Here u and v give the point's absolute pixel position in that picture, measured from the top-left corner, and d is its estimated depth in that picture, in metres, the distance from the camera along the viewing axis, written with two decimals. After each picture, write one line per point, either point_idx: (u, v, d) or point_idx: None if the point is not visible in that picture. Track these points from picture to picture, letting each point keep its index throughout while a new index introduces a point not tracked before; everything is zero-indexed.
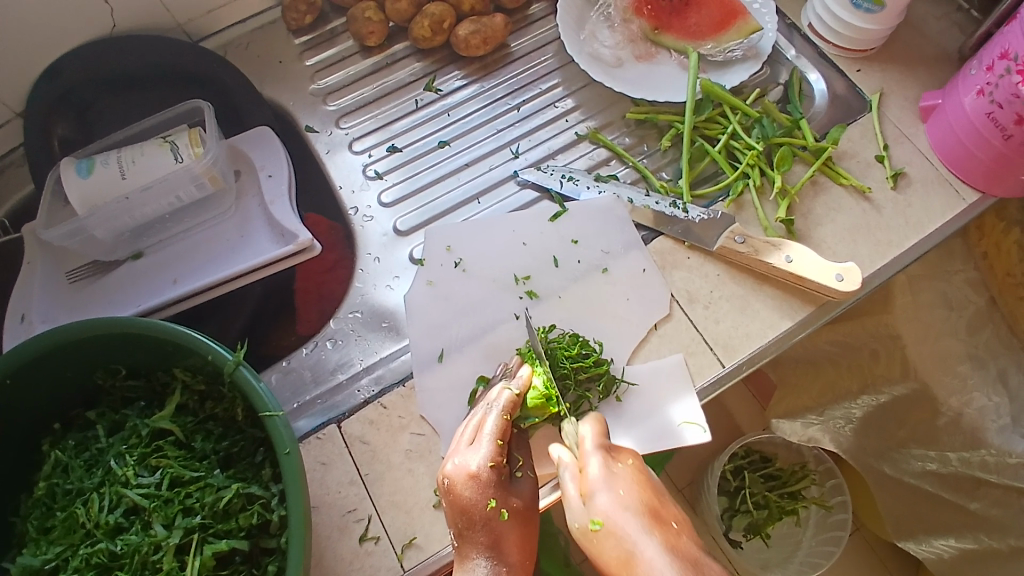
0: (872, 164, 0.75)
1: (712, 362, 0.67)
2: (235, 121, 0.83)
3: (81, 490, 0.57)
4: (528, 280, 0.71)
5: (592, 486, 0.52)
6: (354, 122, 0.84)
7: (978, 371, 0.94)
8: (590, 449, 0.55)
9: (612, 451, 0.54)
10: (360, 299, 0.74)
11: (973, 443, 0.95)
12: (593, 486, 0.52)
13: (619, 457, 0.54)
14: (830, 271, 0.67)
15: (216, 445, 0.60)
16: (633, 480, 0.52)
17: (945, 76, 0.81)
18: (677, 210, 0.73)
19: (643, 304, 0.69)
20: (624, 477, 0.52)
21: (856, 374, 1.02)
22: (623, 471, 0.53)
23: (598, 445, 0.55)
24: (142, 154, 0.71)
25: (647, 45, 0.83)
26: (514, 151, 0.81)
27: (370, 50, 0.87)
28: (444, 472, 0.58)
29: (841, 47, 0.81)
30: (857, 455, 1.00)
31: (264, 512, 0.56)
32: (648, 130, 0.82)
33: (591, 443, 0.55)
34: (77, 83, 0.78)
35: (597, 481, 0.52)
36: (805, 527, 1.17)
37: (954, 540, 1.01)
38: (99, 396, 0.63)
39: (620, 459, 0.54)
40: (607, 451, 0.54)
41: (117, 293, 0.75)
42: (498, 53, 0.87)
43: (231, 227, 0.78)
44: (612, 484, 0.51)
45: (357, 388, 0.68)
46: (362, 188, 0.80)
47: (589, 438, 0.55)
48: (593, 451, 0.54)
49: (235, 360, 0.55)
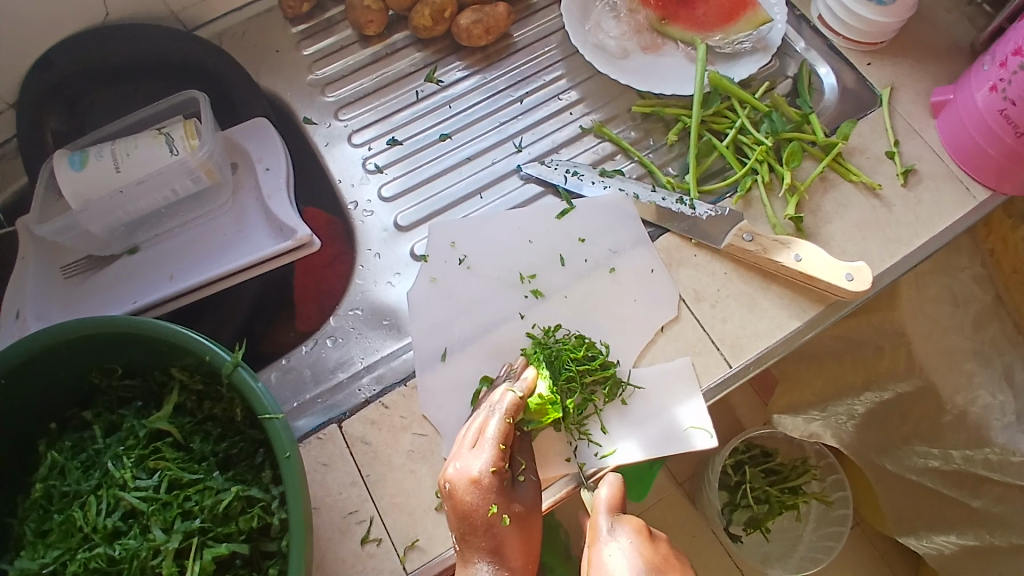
0: (883, 160, 0.74)
1: (719, 362, 0.66)
2: (232, 112, 0.82)
3: (78, 492, 0.56)
4: (534, 279, 0.70)
5: (598, 566, 0.52)
6: (354, 114, 0.82)
7: (983, 369, 0.92)
8: (599, 520, 0.55)
9: (618, 521, 0.54)
10: (361, 296, 0.72)
11: (978, 442, 0.92)
12: (599, 566, 0.52)
13: (624, 527, 0.54)
14: (839, 269, 0.66)
15: (215, 446, 0.59)
16: (635, 558, 0.51)
17: (956, 69, 0.79)
18: (684, 207, 0.72)
19: (650, 304, 0.68)
20: (628, 554, 0.52)
21: (860, 370, 1.01)
22: (628, 541, 0.53)
23: (607, 518, 0.55)
24: (136, 146, 0.70)
25: (653, 36, 0.81)
26: (517, 145, 0.79)
27: (369, 40, 0.85)
28: (445, 476, 0.57)
29: (851, 40, 0.79)
30: (858, 451, 1.07)
31: (265, 515, 0.55)
32: (654, 124, 0.80)
33: (601, 516, 0.55)
34: (68, 75, 0.76)
35: (601, 556, 0.52)
36: (805, 521, 1.16)
37: (956, 536, 1.01)
38: (96, 396, 0.62)
39: (625, 530, 0.54)
40: (616, 518, 0.55)
41: (114, 289, 0.73)
42: (500, 44, 0.85)
43: (229, 222, 0.77)
44: (614, 562, 0.51)
45: (359, 387, 0.67)
46: (361, 182, 0.78)
47: (600, 507, 0.56)
48: (601, 524, 0.54)
49: (233, 361, 0.54)
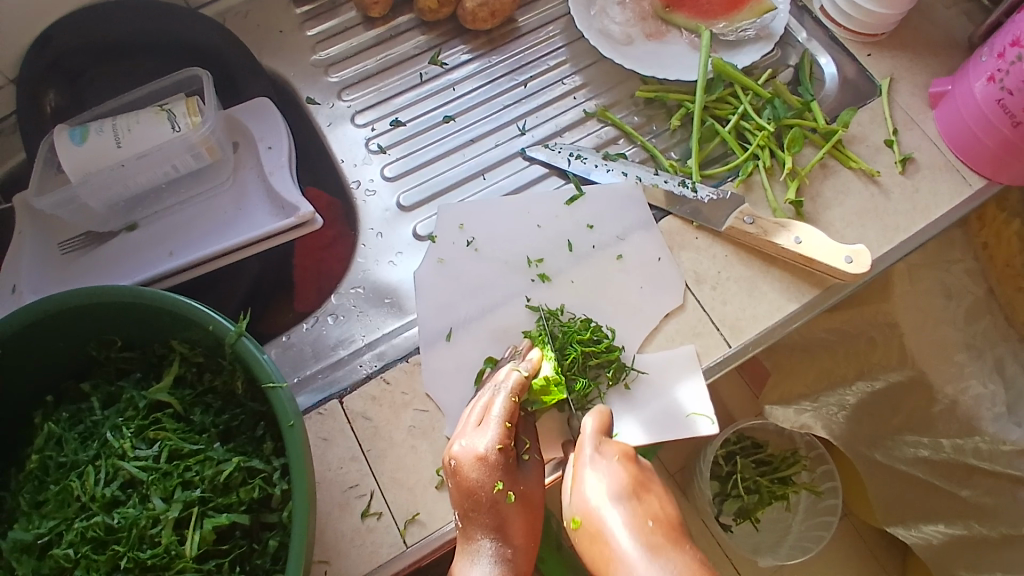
0: (881, 149, 0.75)
1: (719, 343, 0.67)
2: (233, 92, 0.81)
3: (76, 462, 0.55)
4: (541, 263, 0.70)
5: (579, 479, 0.54)
6: (357, 95, 0.82)
7: (975, 360, 0.94)
8: (585, 441, 0.57)
9: (604, 445, 0.56)
10: (362, 274, 0.73)
11: (968, 430, 0.95)
12: (581, 479, 0.54)
13: (609, 450, 0.56)
14: (839, 252, 0.67)
15: (215, 418, 0.59)
16: (618, 475, 0.54)
17: (954, 62, 0.80)
18: (686, 190, 0.72)
19: (655, 290, 0.69)
20: (611, 474, 0.54)
21: (852, 362, 1.01)
22: (611, 463, 0.55)
23: (593, 441, 0.57)
24: (138, 121, 0.69)
25: (657, 23, 0.82)
26: (521, 128, 0.80)
27: (373, 22, 0.85)
28: (451, 453, 0.57)
29: (852, 31, 0.80)
30: (850, 443, 1.02)
31: (266, 486, 0.55)
32: (657, 110, 0.81)
33: (587, 439, 0.57)
34: (69, 51, 0.75)
35: (582, 474, 0.54)
36: (795, 512, 1.18)
37: (944, 525, 1.02)
38: (93, 368, 0.61)
39: (610, 451, 0.56)
40: (601, 441, 0.57)
41: (112, 264, 0.73)
42: (504, 29, 0.85)
43: (229, 199, 0.76)
44: (598, 478, 0.54)
45: (359, 363, 0.67)
46: (364, 162, 0.78)
47: (587, 434, 0.57)
48: (586, 446, 0.56)
49: (237, 330, 0.54)
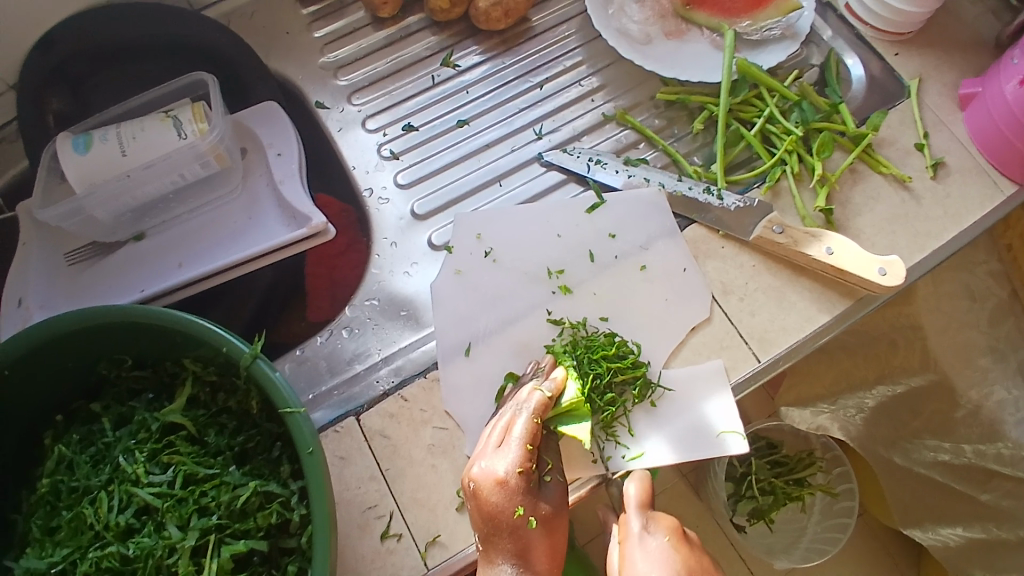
0: (911, 152, 0.72)
1: (747, 357, 0.65)
2: (241, 98, 0.79)
3: (88, 488, 0.54)
4: (561, 274, 0.68)
5: (629, 559, 0.54)
6: (367, 98, 0.80)
7: (999, 364, 0.92)
8: (630, 518, 0.56)
9: (652, 522, 0.55)
10: (377, 286, 0.71)
11: (990, 436, 0.91)
12: (631, 559, 0.53)
13: (657, 527, 0.55)
14: (871, 263, 0.65)
15: (231, 440, 0.57)
16: (669, 555, 0.53)
17: (983, 62, 0.77)
18: (711, 197, 0.70)
19: (681, 303, 0.67)
20: (660, 549, 0.53)
21: (873, 364, 0.97)
22: (662, 537, 0.54)
23: (640, 516, 0.56)
24: (143, 129, 0.67)
25: (677, 22, 0.79)
26: (537, 132, 0.77)
27: (382, 22, 0.82)
28: (469, 475, 0.55)
29: (879, 29, 0.77)
30: (866, 446, 0.97)
31: (284, 511, 0.54)
32: (679, 112, 0.78)
33: (632, 513, 0.56)
34: (73, 56, 0.73)
35: (632, 553, 0.54)
36: (810, 513, 1.09)
37: (963, 528, 0.95)
38: (104, 387, 0.60)
39: (658, 527, 0.55)
40: (648, 516, 0.55)
41: (120, 276, 0.71)
42: (518, 28, 0.83)
43: (239, 208, 0.75)
44: (644, 557, 0.53)
45: (376, 378, 0.65)
46: (376, 169, 0.76)
47: (631, 505, 0.56)
48: (632, 521, 0.55)
49: (251, 353, 0.52)
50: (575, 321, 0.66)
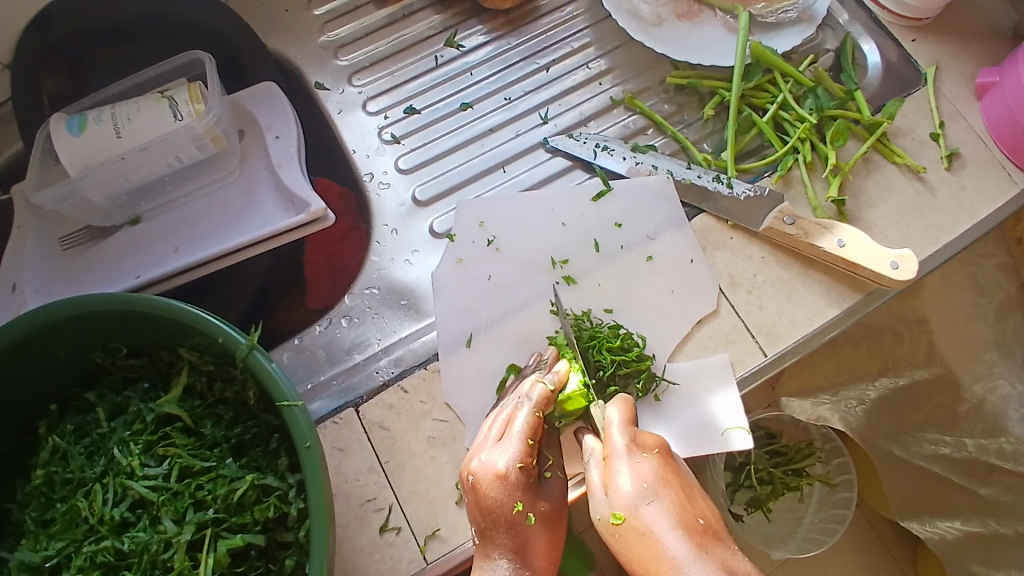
0: (926, 142, 0.70)
1: (754, 351, 0.64)
2: (239, 78, 0.77)
3: (83, 480, 0.53)
4: (566, 264, 0.67)
5: (614, 472, 0.51)
6: (368, 79, 0.77)
7: (1005, 359, 0.92)
8: (614, 432, 0.54)
9: (638, 437, 0.53)
10: (377, 274, 0.69)
11: (993, 431, 0.92)
12: (616, 474, 0.51)
13: (644, 445, 0.53)
14: (884, 257, 0.63)
15: (227, 431, 0.56)
16: (656, 470, 0.51)
17: (1001, 51, 0.76)
18: (720, 186, 0.68)
19: (687, 295, 0.65)
20: (646, 466, 0.51)
21: (876, 357, 0.94)
22: (648, 454, 0.52)
23: (624, 431, 0.54)
24: (139, 110, 0.65)
25: (689, 3, 0.77)
26: (543, 116, 0.75)
27: (385, 0, 0.80)
28: (468, 469, 0.54)
29: (896, 14, 0.75)
30: (867, 437, 0.93)
31: (281, 505, 0.53)
32: (688, 97, 0.76)
33: (616, 429, 0.54)
34: (68, 35, 0.71)
35: (617, 466, 0.52)
36: (808, 503, 1.07)
37: (961, 522, 0.93)
38: (98, 375, 0.58)
39: (646, 445, 0.53)
40: (634, 432, 0.54)
41: (115, 261, 0.69)
42: (525, 8, 0.80)
43: (237, 192, 0.73)
44: (632, 471, 0.51)
45: (375, 369, 0.64)
46: (377, 153, 0.75)
47: (615, 424, 0.54)
48: (616, 436, 0.53)
49: (248, 344, 0.51)
50: (579, 312, 0.65)
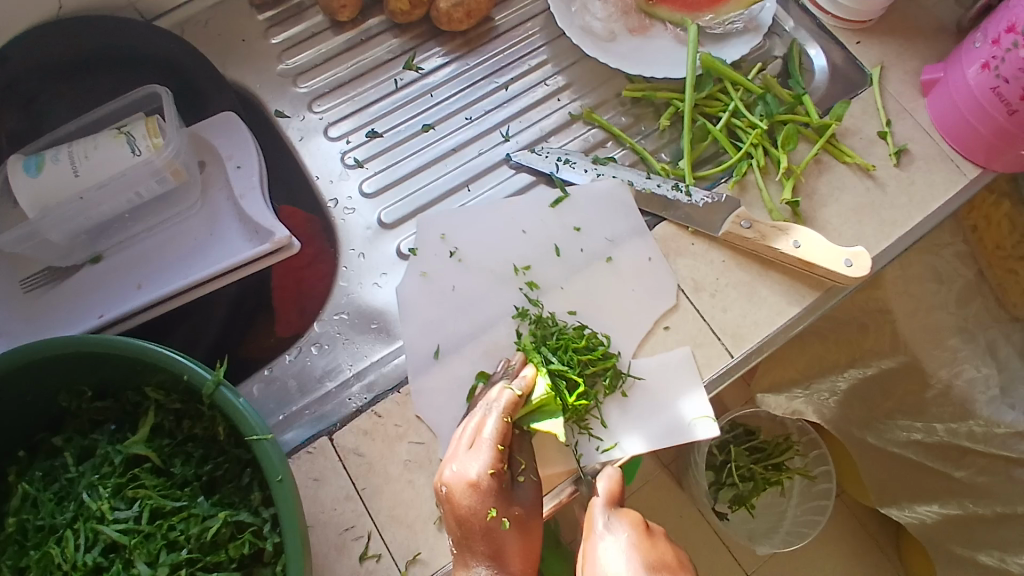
0: (875, 141, 0.73)
1: (721, 353, 0.65)
2: (197, 108, 0.76)
3: (54, 527, 0.52)
4: (528, 271, 0.67)
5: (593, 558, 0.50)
6: (329, 105, 0.78)
7: (968, 344, 0.91)
8: (595, 514, 0.53)
9: (613, 516, 0.52)
10: (345, 299, 0.69)
11: (961, 414, 0.90)
12: (594, 556, 0.50)
13: (619, 523, 0.52)
14: (838, 255, 0.65)
15: (198, 469, 0.55)
16: (626, 546, 0.50)
17: (944, 48, 0.78)
18: (679, 194, 0.70)
19: (648, 294, 0.66)
20: (620, 544, 0.50)
21: (844, 349, 0.98)
22: (621, 533, 0.51)
23: (603, 513, 0.53)
24: (96, 147, 0.65)
25: (641, 17, 0.79)
26: (504, 134, 0.76)
27: (342, 26, 0.80)
28: (442, 479, 0.55)
29: (840, 18, 0.77)
30: (841, 427, 0.99)
31: (256, 540, 0.52)
32: (644, 109, 0.78)
33: (597, 510, 0.54)
34: (24, 71, 0.69)
35: (591, 551, 0.51)
36: (790, 496, 1.08)
37: (939, 505, 0.95)
38: (64, 419, 0.57)
39: (619, 522, 0.52)
40: (612, 513, 0.53)
41: (78, 301, 0.68)
42: (481, 29, 0.81)
43: (200, 223, 0.72)
44: (606, 552, 0.50)
45: (348, 396, 0.64)
46: (340, 178, 0.75)
47: (598, 504, 0.54)
48: (596, 517, 0.53)
49: (214, 380, 0.50)
50: (543, 314, 0.65)
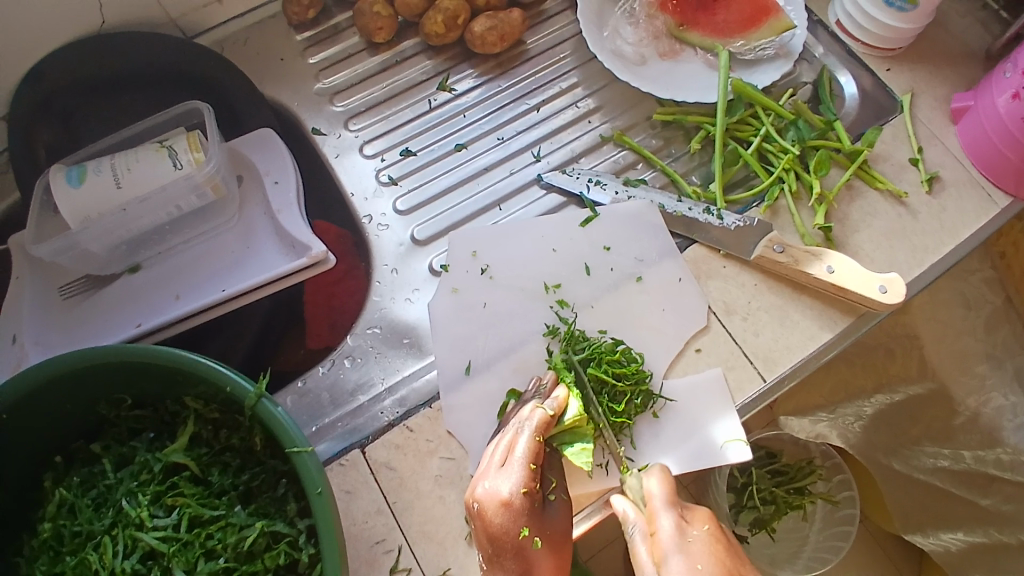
0: (906, 167, 0.73)
1: (753, 376, 0.65)
2: (234, 125, 0.78)
3: (91, 533, 0.53)
4: (558, 289, 0.68)
5: (664, 553, 0.51)
6: (364, 124, 0.79)
7: (996, 371, 0.94)
8: (660, 510, 0.54)
9: (687, 513, 0.53)
10: (379, 314, 0.70)
11: (988, 442, 0.92)
12: (665, 554, 0.51)
13: (692, 520, 0.53)
14: (872, 281, 0.65)
15: (235, 479, 0.57)
16: (707, 546, 0.50)
17: (974, 75, 0.78)
18: (711, 217, 0.70)
19: (679, 315, 0.67)
20: (700, 541, 0.51)
21: (870, 374, 0.95)
22: (698, 528, 0.52)
23: (670, 507, 0.54)
24: (137, 160, 0.67)
25: (671, 42, 0.80)
26: (535, 154, 0.77)
27: (377, 47, 0.82)
28: (473, 496, 0.55)
29: (869, 45, 0.78)
30: (866, 453, 0.92)
31: (291, 551, 0.53)
32: (675, 133, 0.79)
33: (660, 507, 0.54)
34: (58, 89, 0.72)
35: (667, 548, 0.51)
36: (812, 521, 1.07)
37: (963, 533, 0.92)
38: (103, 426, 0.59)
39: (693, 519, 0.53)
40: (678, 508, 0.54)
41: (116, 310, 0.70)
42: (514, 51, 0.83)
43: (237, 238, 0.74)
44: (684, 549, 0.50)
45: (380, 409, 0.65)
46: (375, 195, 0.76)
47: (658, 501, 0.55)
48: (664, 511, 0.54)
49: (256, 392, 0.51)
50: (575, 331, 0.66)
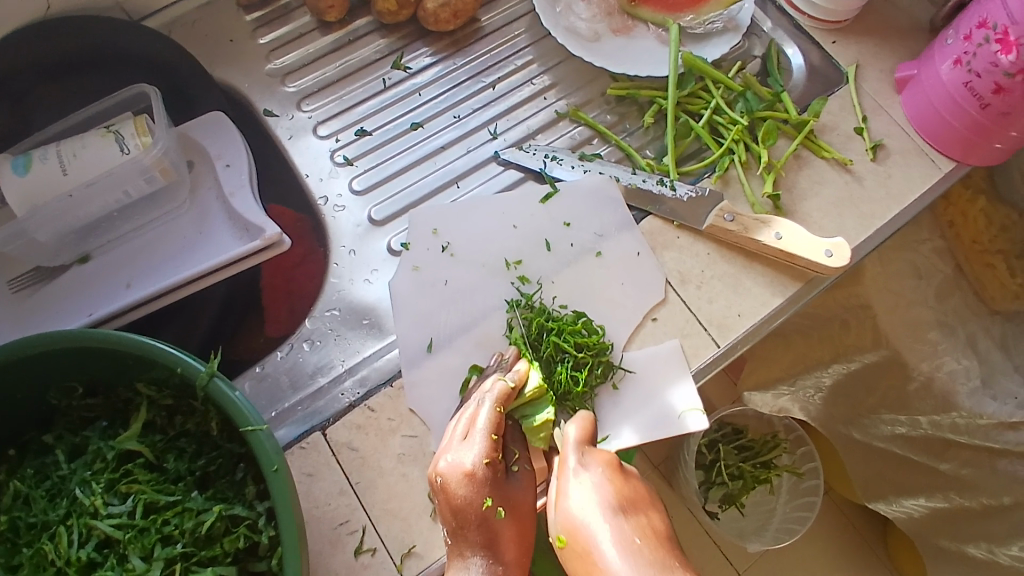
0: (853, 137, 0.74)
1: (708, 343, 0.66)
2: (182, 106, 0.76)
3: (45, 524, 0.52)
4: (519, 265, 0.68)
5: (564, 492, 0.50)
6: (317, 104, 0.78)
7: (948, 338, 0.90)
8: (567, 454, 0.53)
9: (588, 455, 0.53)
10: (336, 296, 0.70)
11: (944, 407, 0.90)
12: (566, 491, 0.50)
13: (595, 460, 0.52)
14: (819, 246, 0.67)
15: (191, 464, 0.55)
16: (605, 486, 0.50)
17: (918, 46, 0.80)
18: (664, 188, 0.71)
19: (638, 288, 0.67)
20: (595, 482, 0.50)
21: (827, 345, 0.96)
22: (597, 471, 0.51)
23: (577, 449, 0.53)
24: (83, 146, 0.65)
25: (623, 18, 0.80)
26: (493, 131, 0.77)
27: (329, 26, 0.81)
28: (436, 469, 0.55)
29: (816, 19, 0.79)
30: (825, 424, 0.99)
31: (251, 534, 0.52)
32: (629, 107, 0.79)
33: (569, 449, 0.54)
34: (9, 74, 0.70)
35: (567, 486, 0.50)
36: (779, 494, 1.09)
37: (925, 499, 0.96)
38: (55, 416, 0.57)
39: (595, 461, 0.52)
40: (586, 451, 0.53)
41: (67, 300, 0.68)
42: (468, 29, 0.82)
43: (189, 222, 0.72)
44: (582, 490, 0.50)
45: (340, 391, 0.64)
46: (330, 176, 0.75)
47: (570, 442, 0.54)
48: (570, 453, 0.53)
49: (208, 371, 0.50)
50: (536, 306, 0.66)
